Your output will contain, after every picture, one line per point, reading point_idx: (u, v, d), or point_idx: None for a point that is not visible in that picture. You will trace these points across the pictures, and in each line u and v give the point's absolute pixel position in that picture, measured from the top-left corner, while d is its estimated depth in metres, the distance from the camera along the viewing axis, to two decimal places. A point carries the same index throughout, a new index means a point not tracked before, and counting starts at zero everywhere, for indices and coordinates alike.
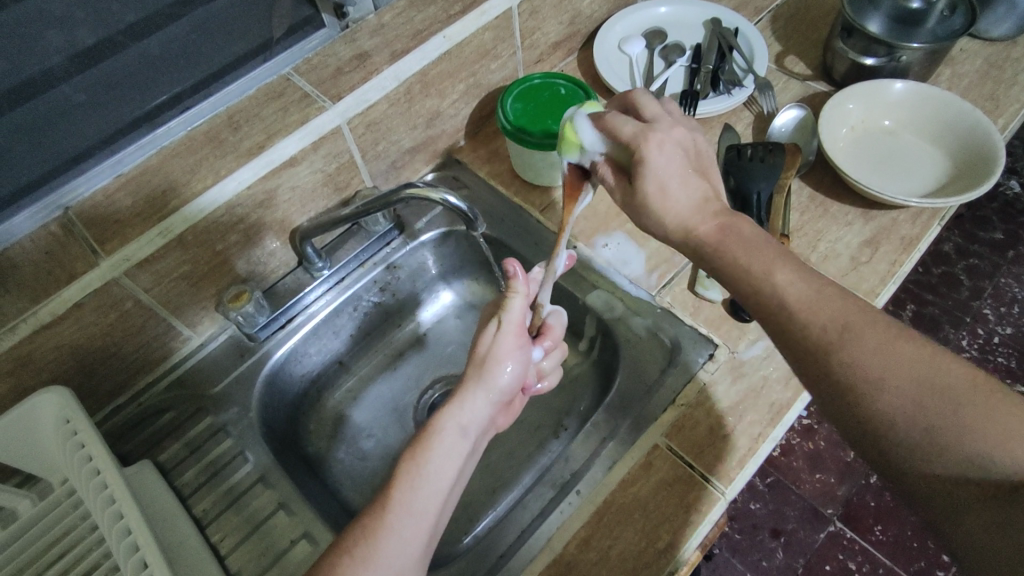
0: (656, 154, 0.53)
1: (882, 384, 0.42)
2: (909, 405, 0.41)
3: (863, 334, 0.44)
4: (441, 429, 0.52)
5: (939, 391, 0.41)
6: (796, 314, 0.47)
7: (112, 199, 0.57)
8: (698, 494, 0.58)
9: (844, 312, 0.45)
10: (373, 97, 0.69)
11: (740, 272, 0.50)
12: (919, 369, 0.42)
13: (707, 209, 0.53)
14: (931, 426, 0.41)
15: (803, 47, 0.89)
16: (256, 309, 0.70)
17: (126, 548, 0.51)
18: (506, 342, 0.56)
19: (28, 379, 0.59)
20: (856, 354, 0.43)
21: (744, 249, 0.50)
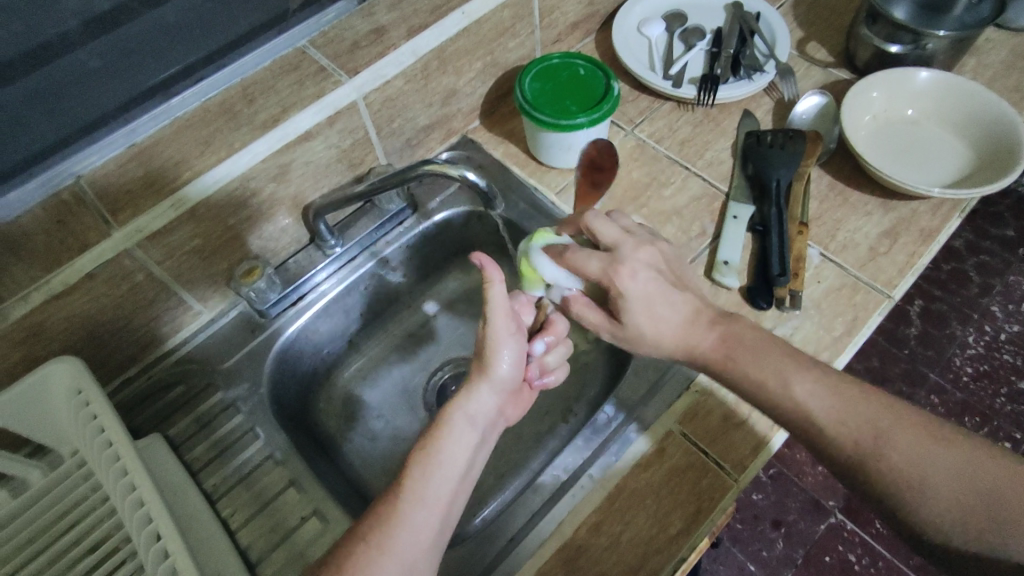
0: (628, 284, 0.55)
1: (926, 489, 0.46)
2: (954, 506, 0.45)
3: (898, 443, 0.47)
4: (451, 420, 0.51)
5: (975, 484, 0.45)
6: (830, 428, 0.49)
7: (126, 168, 0.56)
8: (711, 481, 0.58)
9: (873, 421, 0.48)
10: (390, 73, 0.68)
11: (755, 387, 0.52)
12: (955, 465, 0.46)
13: (693, 330, 0.55)
14: (976, 519, 0.45)
15: (826, 33, 0.88)
16: (268, 285, 0.69)
17: (140, 520, 0.52)
18: (499, 327, 0.53)
19: (39, 349, 0.58)
20: (900, 463, 0.46)
21: (760, 368, 0.52)
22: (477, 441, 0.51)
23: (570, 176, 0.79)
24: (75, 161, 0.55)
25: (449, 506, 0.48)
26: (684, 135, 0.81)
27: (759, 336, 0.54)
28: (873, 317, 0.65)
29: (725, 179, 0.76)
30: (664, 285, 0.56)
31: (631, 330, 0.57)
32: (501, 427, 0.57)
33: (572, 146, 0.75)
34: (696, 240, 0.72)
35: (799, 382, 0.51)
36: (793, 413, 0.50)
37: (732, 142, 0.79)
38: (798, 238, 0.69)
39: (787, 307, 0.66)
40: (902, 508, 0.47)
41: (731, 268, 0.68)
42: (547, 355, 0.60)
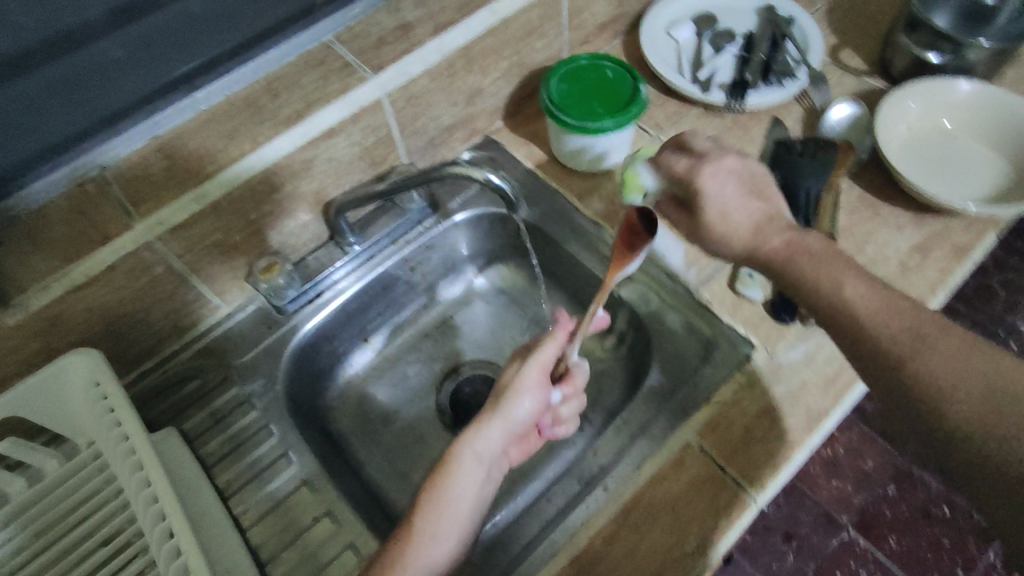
0: (709, 184, 0.56)
1: (956, 393, 0.42)
2: (983, 412, 0.41)
3: (933, 348, 0.43)
4: (458, 458, 0.51)
5: (1009, 395, 0.41)
6: (861, 328, 0.46)
7: (150, 160, 0.56)
8: (729, 498, 0.56)
9: (911, 322, 0.45)
10: (415, 70, 0.67)
11: (809, 286, 0.49)
12: (991, 381, 0.42)
13: (765, 228, 0.53)
14: (1007, 429, 0.40)
15: (859, 41, 0.86)
16: (286, 282, 0.69)
17: (154, 516, 0.51)
18: (532, 378, 0.55)
19: (56, 340, 0.58)
20: (933, 366, 0.43)
21: (809, 272, 0.50)
22: (485, 481, 0.52)
23: (594, 180, 0.78)
24: (98, 154, 0.54)
25: (452, 540, 0.49)
26: None
27: (823, 242, 0.52)
28: None
29: None
30: (747, 193, 0.55)
31: (705, 227, 0.56)
32: (503, 464, 0.57)
33: (597, 149, 0.74)
34: None
35: (844, 284, 0.48)
36: (832, 309, 0.48)
37: (761, 151, 0.77)
38: None
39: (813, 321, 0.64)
40: (927, 413, 0.43)
41: (756, 280, 0.66)
42: (562, 406, 0.59)
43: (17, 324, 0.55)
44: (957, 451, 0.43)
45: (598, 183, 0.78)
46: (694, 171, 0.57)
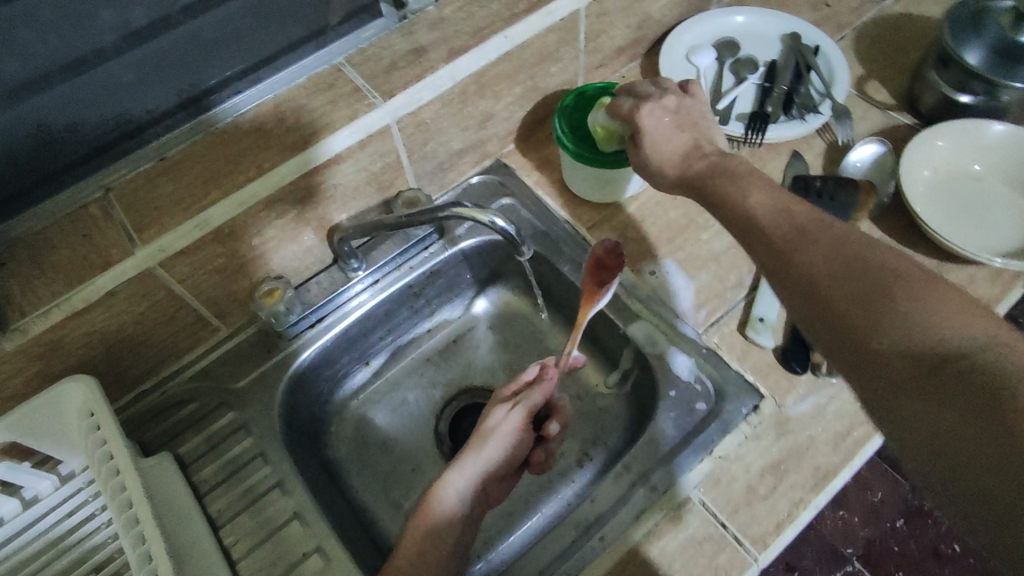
0: (643, 119, 0.60)
1: (828, 275, 0.45)
2: (853, 288, 0.44)
3: (814, 239, 0.47)
4: (440, 494, 0.55)
5: (876, 275, 0.44)
6: (755, 227, 0.51)
7: (155, 183, 0.57)
8: (729, 557, 0.55)
9: (801, 219, 0.49)
10: (425, 97, 0.65)
11: (723, 202, 0.54)
12: (858, 259, 0.45)
13: (694, 162, 0.58)
14: (870, 302, 0.43)
15: (887, 73, 0.83)
16: (287, 308, 0.68)
17: (141, 556, 0.50)
18: (510, 424, 0.60)
19: (57, 363, 0.58)
20: (814, 255, 0.47)
21: (733, 187, 0.54)
22: (467, 508, 0.55)
23: (604, 211, 0.76)
24: (109, 172, 0.57)
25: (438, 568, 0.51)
26: None
27: (766, 179, 0.54)
28: None
29: None
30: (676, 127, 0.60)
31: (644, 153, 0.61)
32: (482, 507, 0.60)
33: (609, 181, 0.72)
34: (733, 290, 0.68)
35: (752, 195, 0.52)
36: (741, 217, 0.53)
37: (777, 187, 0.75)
38: None
39: (824, 372, 0.62)
40: (806, 298, 0.46)
41: (766, 326, 0.64)
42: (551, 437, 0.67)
43: (14, 349, 0.54)
44: (832, 326, 0.44)
45: (609, 214, 0.76)
46: (636, 106, 0.61)
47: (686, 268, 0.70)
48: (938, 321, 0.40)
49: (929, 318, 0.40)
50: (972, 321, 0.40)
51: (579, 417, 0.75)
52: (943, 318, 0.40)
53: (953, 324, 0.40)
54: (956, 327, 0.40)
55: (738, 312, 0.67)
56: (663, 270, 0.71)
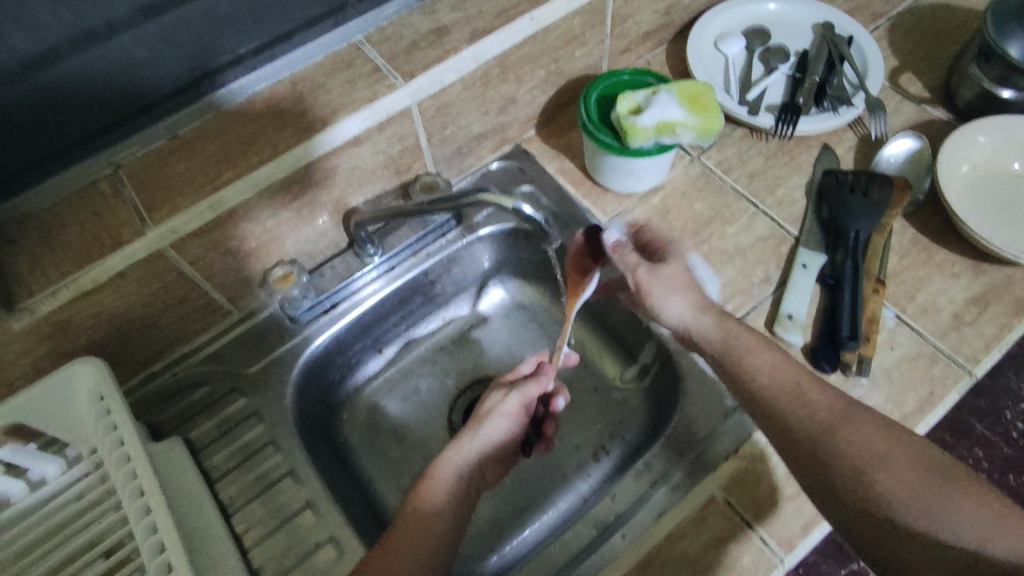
0: (676, 261, 0.63)
1: (888, 468, 0.48)
2: (911, 488, 0.47)
3: (857, 426, 0.50)
4: (437, 473, 0.55)
5: (931, 472, 0.48)
6: (794, 403, 0.52)
7: (166, 163, 0.55)
8: (753, 558, 0.54)
9: (835, 405, 0.51)
10: (448, 79, 0.63)
11: (747, 372, 0.55)
12: (903, 455, 0.49)
13: (702, 321, 0.59)
14: (930, 503, 0.47)
15: (922, 65, 0.80)
16: (301, 293, 0.67)
17: (151, 547, 0.48)
18: (507, 407, 0.59)
19: (66, 344, 0.57)
20: (869, 443, 0.49)
21: (762, 363, 0.55)
22: (463, 487, 0.55)
23: (627, 201, 0.74)
24: (119, 148, 0.54)
25: (438, 542, 0.50)
26: (755, 167, 0.75)
27: (772, 346, 0.56)
28: (950, 395, 0.59)
29: (796, 221, 0.70)
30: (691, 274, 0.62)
31: (653, 292, 0.61)
32: (480, 485, 0.60)
33: (632, 172, 0.70)
34: (759, 286, 0.67)
35: (793, 371, 0.54)
36: (776, 383, 0.53)
37: (807, 180, 0.73)
38: (874, 298, 0.63)
39: (853, 372, 0.60)
40: (859, 479, 0.48)
41: (795, 324, 0.63)
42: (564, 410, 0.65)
43: (23, 329, 0.52)
44: (882, 524, 0.48)
45: (632, 204, 0.74)
46: (668, 244, 0.64)
47: (711, 263, 0.69)
48: (991, 530, 0.45)
49: (986, 526, 0.45)
50: (1017, 527, 0.45)
51: (596, 412, 0.73)
52: (999, 530, 0.45)
53: (993, 530, 0.45)
54: (1009, 538, 0.45)
55: (765, 308, 0.65)
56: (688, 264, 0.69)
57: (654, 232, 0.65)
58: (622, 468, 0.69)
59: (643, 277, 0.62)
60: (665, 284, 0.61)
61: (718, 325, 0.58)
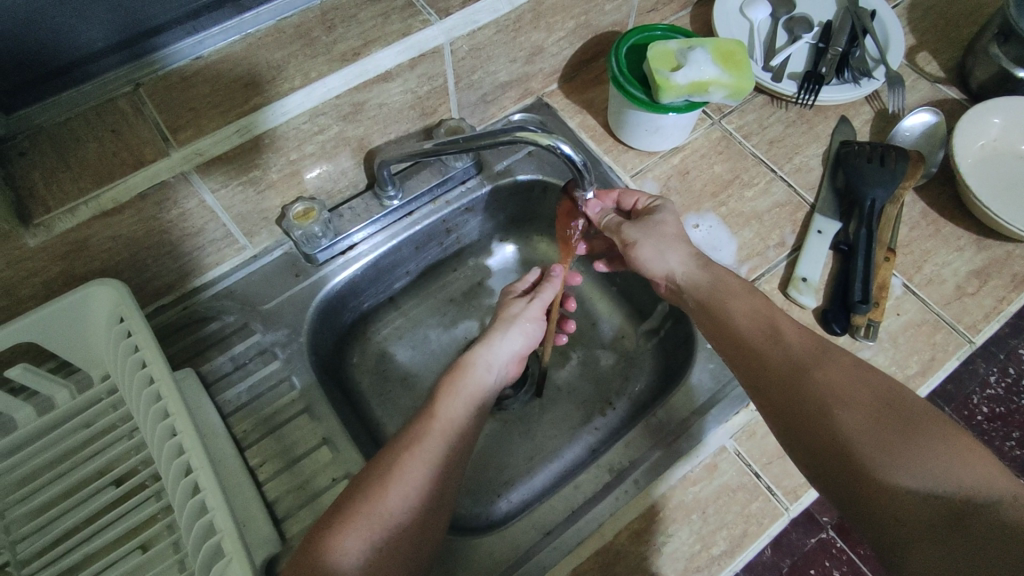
0: (665, 212, 0.63)
1: (848, 401, 0.45)
2: (871, 423, 0.43)
3: (833, 362, 0.48)
4: (477, 362, 0.57)
5: (895, 414, 0.43)
6: (765, 340, 0.51)
7: (189, 84, 0.53)
8: (761, 505, 0.56)
9: (816, 341, 0.50)
10: (482, 19, 0.61)
11: (727, 319, 0.54)
12: (877, 391, 0.45)
13: (691, 268, 0.59)
14: (889, 441, 0.42)
15: (938, 44, 0.82)
16: (321, 231, 0.65)
17: (178, 468, 0.48)
18: (532, 313, 0.62)
19: (79, 267, 0.55)
20: (829, 376, 0.46)
21: (740, 307, 0.54)
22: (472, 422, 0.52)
23: (648, 160, 0.74)
24: (136, 67, 0.52)
25: (439, 469, 0.48)
26: (774, 134, 0.76)
27: (754, 293, 0.56)
28: (951, 360, 0.62)
29: (812, 189, 0.72)
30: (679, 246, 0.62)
31: (647, 245, 0.61)
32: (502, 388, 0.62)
33: (658, 131, 0.70)
34: (775, 249, 0.68)
35: (771, 316, 0.53)
36: (753, 326, 0.53)
37: (824, 150, 0.74)
38: (884, 266, 0.65)
39: (862, 335, 0.62)
40: (818, 410, 0.45)
41: (808, 286, 0.64)
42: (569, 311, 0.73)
43: (38, 245, 0.50)
44: (836, 461, 0.43)
45: (654, 163, 0.74)
46: (657, 200, 0.65)
47: (729, 225, 0.70)
48: (956, 473, 0.40)
49: (951, 470, 0.40)
50: (992, 477, 0.39)
51: (603, 367, 0.74)
52: (962, 473, 0.40)
53: (969, 474, 0.39)
54: (975, 482, 0.39)
55: (780, 271, 0.67)
56: (707, 224, 0.70)
57: (637, 194, 0.66)
58: (628, 421, 0.70)
59: (635, 232, 0.62)
60: (655, 236, 0.61)
61: (705, 269, 0.59)
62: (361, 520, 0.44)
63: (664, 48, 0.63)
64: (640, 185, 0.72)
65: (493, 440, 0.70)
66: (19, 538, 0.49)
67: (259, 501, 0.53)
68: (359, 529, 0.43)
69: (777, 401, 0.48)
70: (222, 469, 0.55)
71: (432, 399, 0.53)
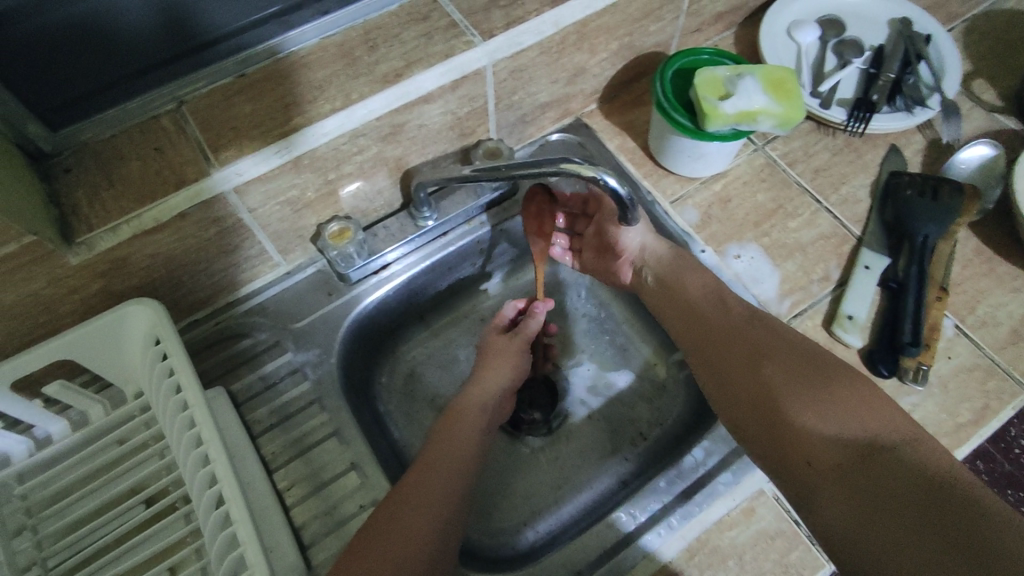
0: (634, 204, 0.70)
1: (777, 362, 0.52)
2: (793, 378, 0.50)
3: (768, 331, 0.55)
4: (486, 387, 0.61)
5: (817, 373, 0.50)
6: (714, 311, 0.59)
7: (232, 102, 0.52)
8: (800, 554, 0.54)
9: (755, 314, 0.57)
10: (527, 41, 0.60)
11: (686, 295, 0.61)
12: (803, 354, 0.52)
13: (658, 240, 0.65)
14: (808, 392, 0.49)
15: (995, 71, 0.78)
16: (356, 251, 0.64)
17: (209, 497, 0.48)
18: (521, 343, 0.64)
19: (117, 283, 0.54)
20: (764, 342, 0.54)
21: (695, 284, 0.62)
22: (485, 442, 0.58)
23: (689, 186, 0.72)
24: (180, 84, 0.52)
25: (458, 476, 0.53)
26: (820, 162, 0.73)
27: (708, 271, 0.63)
28: (1005, 409, 0.59)
29: (859, 221, 0.69)
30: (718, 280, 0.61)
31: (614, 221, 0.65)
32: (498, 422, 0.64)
33: (701, 157, 0.68)
34: (820, 283, 0.66)
35: (720, 291, 0.60)
36: (705, 300, 0.60)
37: (873, 179, 0.72)
38: (936, 305, 0.62)
39: (910, 379, 0.60)
40: (750, 368, 0.53)
41: (855, 325, 0.62)
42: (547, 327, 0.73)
43: (80, 263, 0.50)
44: (763, 409, 0.51)
45: (694, 189, 0.72)
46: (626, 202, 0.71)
47: (771, 256, 0.68)
48: (864, 419, 0.46)
49: (860, 417, 0.46)
50: (896, 423, 0.46)
51: (635, 395, 0.72)
52: (871, 419, 0.46)
53: (876, 420, 0.46)
54: (880, 427, 0.45)
55: (824, 306, 0.65)
56: (748, 256, 0.68)
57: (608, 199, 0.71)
58: (659, 454, 0.68)
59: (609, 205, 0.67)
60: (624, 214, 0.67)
61: (669, 246, 0.65)
62: (382, 538, 0.47)
63: (710, 74, 0.61)
64: (680, 212, 0.71)
65: (520, 467, 0.69)
66: (50, 554, 0.49)
67: (286, 526, 0.53)
68: (380, 547, 0.47)
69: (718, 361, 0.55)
70: (251, 492, 0.54)
71: (444, 420, 0.58)
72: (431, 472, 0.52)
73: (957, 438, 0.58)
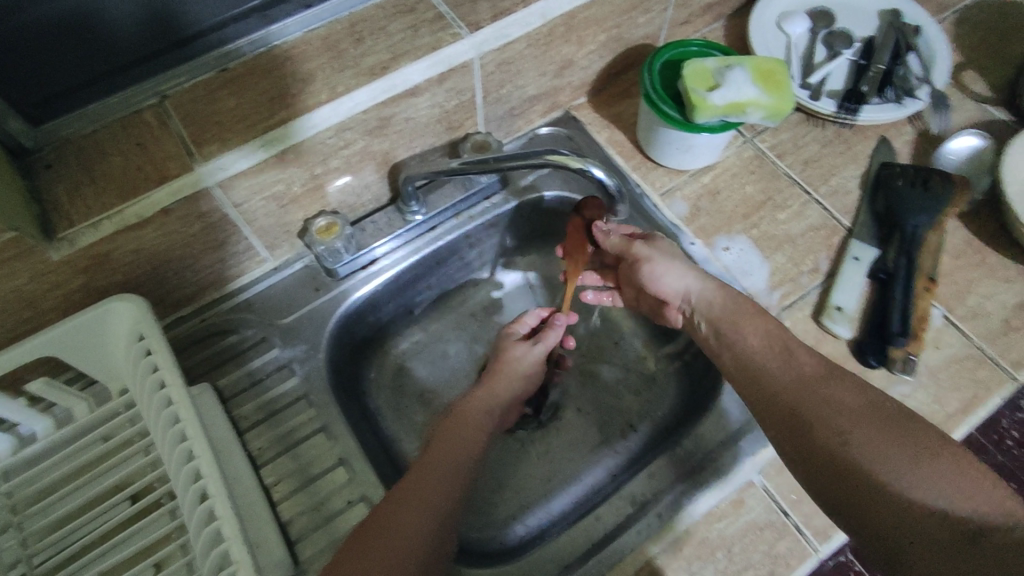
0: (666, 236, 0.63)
1: (858, 423, 0.45)
2: (881, 445, 0.43)
3: (844, 385, 0.47)
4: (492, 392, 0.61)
5: (905, 437, 0.43)
6: (777, 363, 0.51)
7: (215, 96, 0.52)
8: (788, 544, 0.55)
9: (827, 365, 0.49)
10: (514, 34, 0.60)
11: (740, 340, 0.54)
12: (885, 415, 0.45)
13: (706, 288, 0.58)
14: (900, 462, 0.42)
15: (986, 61, 0.78)
16: (344, 246, 0.64)
17: (194, 494, 0.47)
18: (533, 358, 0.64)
19: (100, 280, 0.54)
20: (837, 397, 0.47)
21: (754, 329, 0.54)
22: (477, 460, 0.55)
23: (678, 178, 0.72)
24: (162, 78, 0.51)
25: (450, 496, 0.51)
26: (809, 154, 0.73)
27: (764, 315, 0.55)
28: (993, 399, 0.59)
29: (848, 213, 0.69)
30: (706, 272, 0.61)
31: (649, 262, 0.60)
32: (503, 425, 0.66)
33: (690, 150, 0.68)
34: (808, 275, 0.66)
35: (783, 338, 0.52)
36: (765, 349, 0.52)
37: (863, 170, 0.71)
38: (925, 295, 0.61)
39: (898, 370, 0.59)
40: (825, 428, 0.45)
41: (843, 316, 0.62)
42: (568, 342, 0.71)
43: (61, 259, 0.49)
44: (842, 478, 0.44)
45: (683, 181, 0.72)
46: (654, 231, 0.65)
47: (760, 248, 0.67)
48: (966, 496, 0.40)
49: (961, 494, 0.40)
50: (1001, 499, 0.40)
51: (626, 388, 0.72)
52: (974, 497, 0.40)
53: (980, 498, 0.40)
54: (985, 506, 0.39)
55: (813, 298, 0.65)
56: (737, 248, 0.68)
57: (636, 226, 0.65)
58: (650, 447, 0.68)
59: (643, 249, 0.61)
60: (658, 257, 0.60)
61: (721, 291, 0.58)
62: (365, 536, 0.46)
63: (699, 65, 0.61)
64: (669, 204, 0.70)
65: (511, 461, 0.68)
66: (35, 551, 0.49)
67: (273, 522, 0.53)
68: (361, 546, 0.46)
69: (788, 420, 0.48)
70: (237, 488, 0.53)
71: (442, 427, 0.56)
72: (425, 474, 0.51)
73: (947, 428, 0.58)
